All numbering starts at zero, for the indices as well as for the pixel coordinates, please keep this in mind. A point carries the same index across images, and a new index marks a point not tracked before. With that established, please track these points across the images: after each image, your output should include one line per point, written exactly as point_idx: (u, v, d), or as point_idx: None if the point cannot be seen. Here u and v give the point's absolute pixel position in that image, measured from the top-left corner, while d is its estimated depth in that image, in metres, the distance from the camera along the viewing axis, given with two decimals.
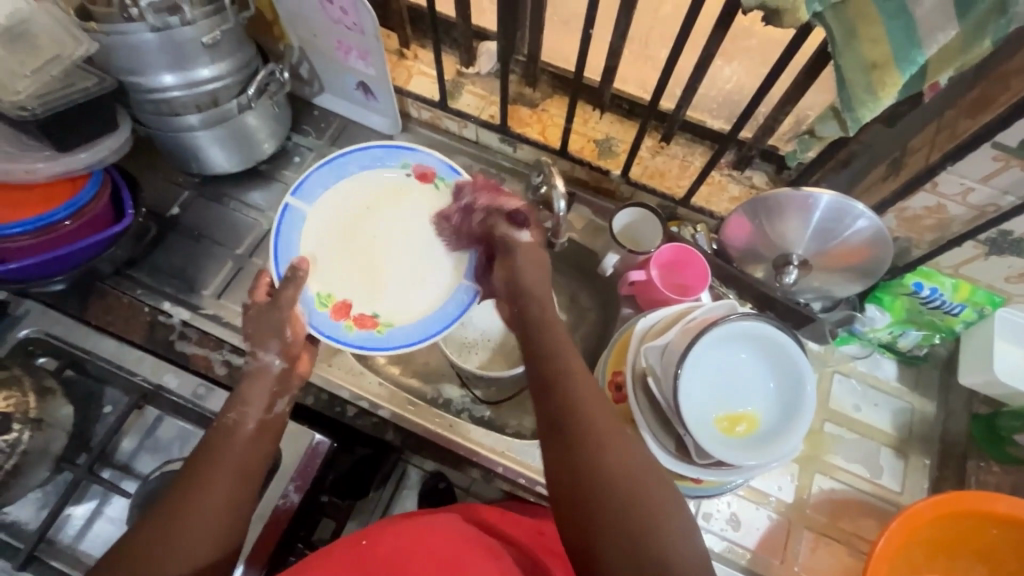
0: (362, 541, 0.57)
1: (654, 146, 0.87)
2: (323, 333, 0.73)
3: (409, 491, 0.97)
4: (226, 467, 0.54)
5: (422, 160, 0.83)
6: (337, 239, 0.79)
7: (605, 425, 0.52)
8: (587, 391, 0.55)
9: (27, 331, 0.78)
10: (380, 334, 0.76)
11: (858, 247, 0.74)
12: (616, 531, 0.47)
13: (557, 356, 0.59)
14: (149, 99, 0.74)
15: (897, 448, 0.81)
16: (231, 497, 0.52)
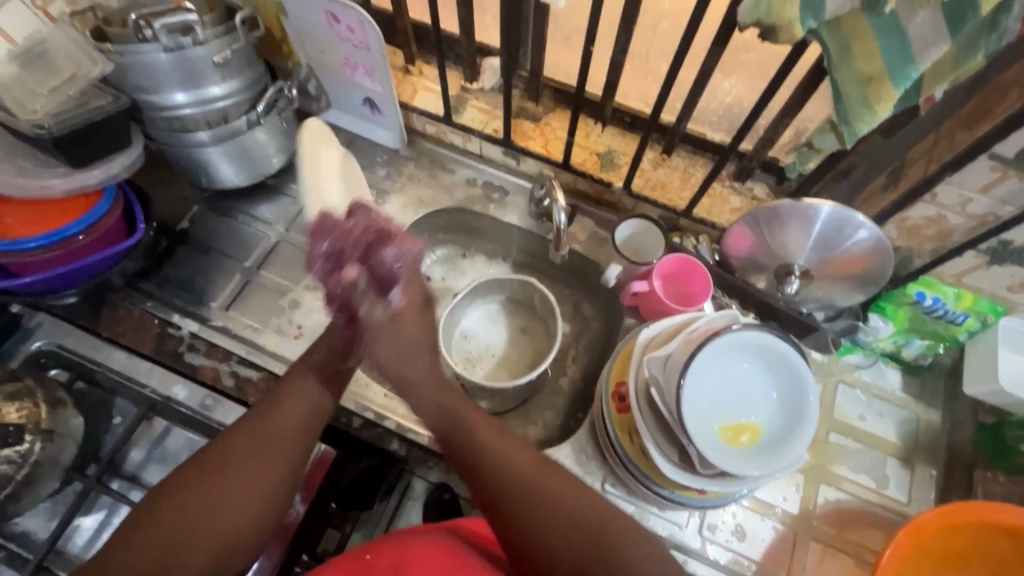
0: (365, 555, 0.60)
1: (656, 158, 0.88)
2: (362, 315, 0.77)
3: (413, 502, 0.85)
4: (266, 461, 0.59)
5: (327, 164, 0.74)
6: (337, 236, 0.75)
7: (526, 471, 0.59)
8: (500, 445, 0.61)
9: (40, 343, 0.81)
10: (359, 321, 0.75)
11: (859, 257, 0.74)
12: (558, 547, 0.55)
13: (459, 413, 0.64)
14: (161, 117, 0.76)
15: (903, 458, 0.80)
16: (276, 482, 0.59)
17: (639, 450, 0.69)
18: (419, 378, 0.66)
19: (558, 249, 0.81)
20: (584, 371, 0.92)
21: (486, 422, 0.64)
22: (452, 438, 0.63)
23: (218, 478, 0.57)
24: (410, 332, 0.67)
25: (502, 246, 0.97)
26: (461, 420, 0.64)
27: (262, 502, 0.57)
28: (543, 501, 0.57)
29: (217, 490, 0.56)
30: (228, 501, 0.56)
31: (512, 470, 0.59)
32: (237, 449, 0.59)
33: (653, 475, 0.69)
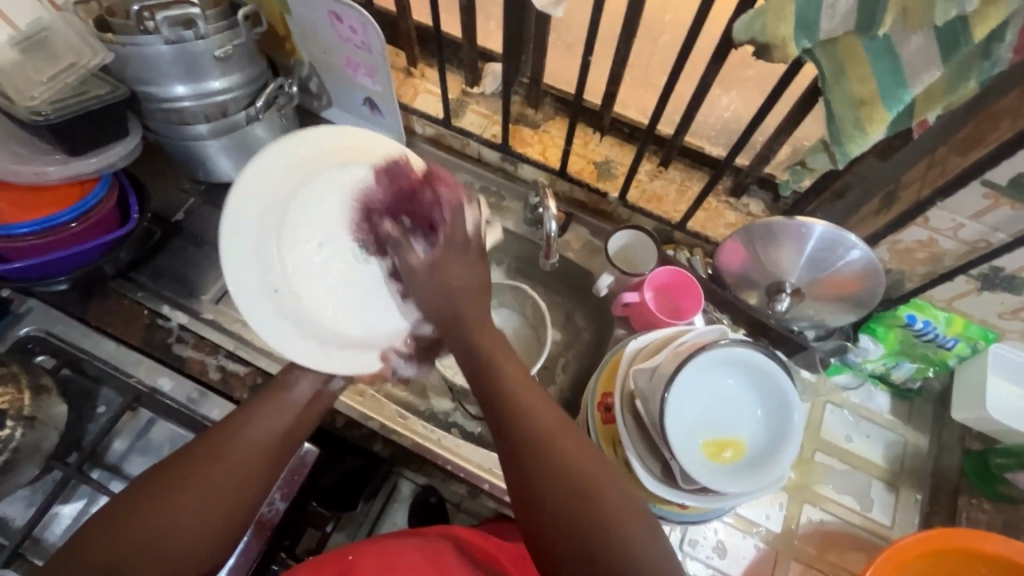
0: (348, 556, 0.60)
1: (653, 170, 0.88)
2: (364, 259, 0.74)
3: (400, 503, 0.98)
4: (250, 455, 0.57)
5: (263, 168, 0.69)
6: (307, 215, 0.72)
7: (552, 434, 0.53)
8: (529, 397, 0.56)
9: (28, 329, 0.80)
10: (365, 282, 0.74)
11: (851, 278, 0.74)
12: (557, 502, 0.49)
13: (483, 342, 0.62)
14: (161, 109, 0.76)
15: (889, 481, 0.80)
16: (258, 474, 0.57)
17: (621, 462, 0.69)
18: (458, 304, 0.65)
19: (548, 258, 0.81)
20: (572, 380, 0.92)
21: (519, 369, 0.59)
22: (478, 368, 0.60)
23: (196, 469, 0.54)
24: (452, 282, 0.66)
25: (497, 251, 0.98)
26: (496, 364, 0.59)
27: (230, 501, 0.54)
28: (560, 463, 0.51)
29: (188, 486, 0.53)
30: (201, 493, 0.53)
31: (542, 431, 0.53)
32: (216, 446, 0.56)
33: (634, 488, 0.68)
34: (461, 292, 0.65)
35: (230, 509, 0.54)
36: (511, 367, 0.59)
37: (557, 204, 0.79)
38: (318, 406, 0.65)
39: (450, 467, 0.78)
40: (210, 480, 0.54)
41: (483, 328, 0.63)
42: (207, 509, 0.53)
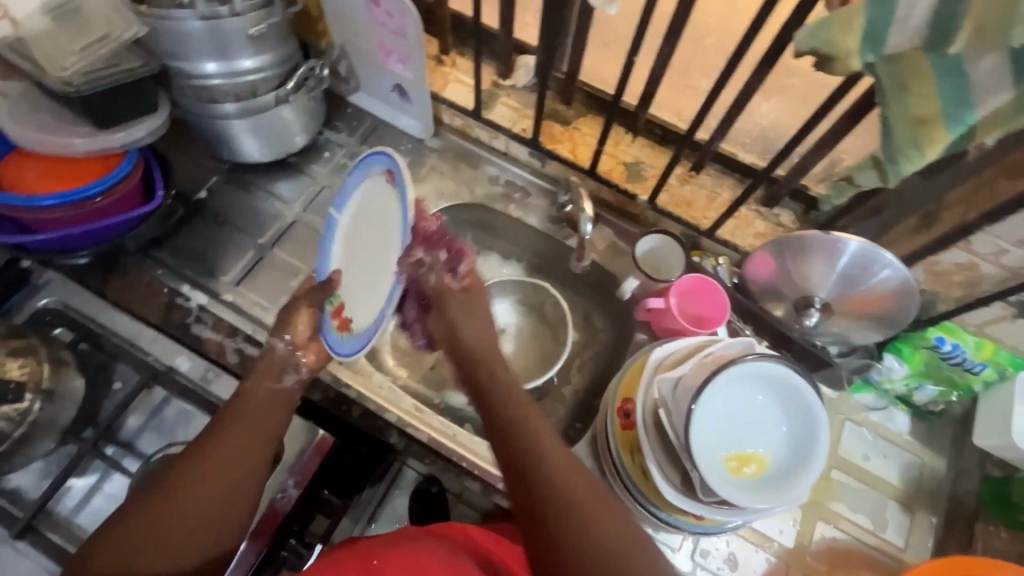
0: (372, 560, 0.59)
1: (684, 174, 0.87)
2: (327, 335, 0.67)
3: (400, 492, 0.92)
4: (242, 445, 0.56)
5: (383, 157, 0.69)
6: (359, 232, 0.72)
7: (572, 491, 0.51)
8: (553, 454, 0.54)
9: (47, 301, 0.81)
10: (345, 338, 0.67)
11: (882, 296, 0.73)
12: (562, 521, 0.50)
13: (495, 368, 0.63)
14: (190, 85, 0.75)
15: (904, 503, 0.79)
16: (240, 484, 0.54)
17: (639, 469, 0.69)
18: (462, 327, 0.65)
19: (580, 260, 0.81)
20: (587, 382, 0.91)
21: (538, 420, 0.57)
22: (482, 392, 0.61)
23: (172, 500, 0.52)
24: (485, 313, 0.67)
25: (517, 247, 0.97)
26: (503, 387, 0.60)
27: (224, 494, 0.53)
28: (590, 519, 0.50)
29: (182, 486, 0.52)
30: (194, 503, 0.52)
31: (569, 487, 0.51)
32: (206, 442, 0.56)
33: (651, 496, 0.68)
34: (480, 323, 0.66)
35: (220, 523, 0.53)
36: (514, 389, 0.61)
37: (593, 205, 0.78)
38: (283, 405, 0.61)
39: (465, 465, 0.77)
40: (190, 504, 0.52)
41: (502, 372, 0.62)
42: (198, 528, 0.51)
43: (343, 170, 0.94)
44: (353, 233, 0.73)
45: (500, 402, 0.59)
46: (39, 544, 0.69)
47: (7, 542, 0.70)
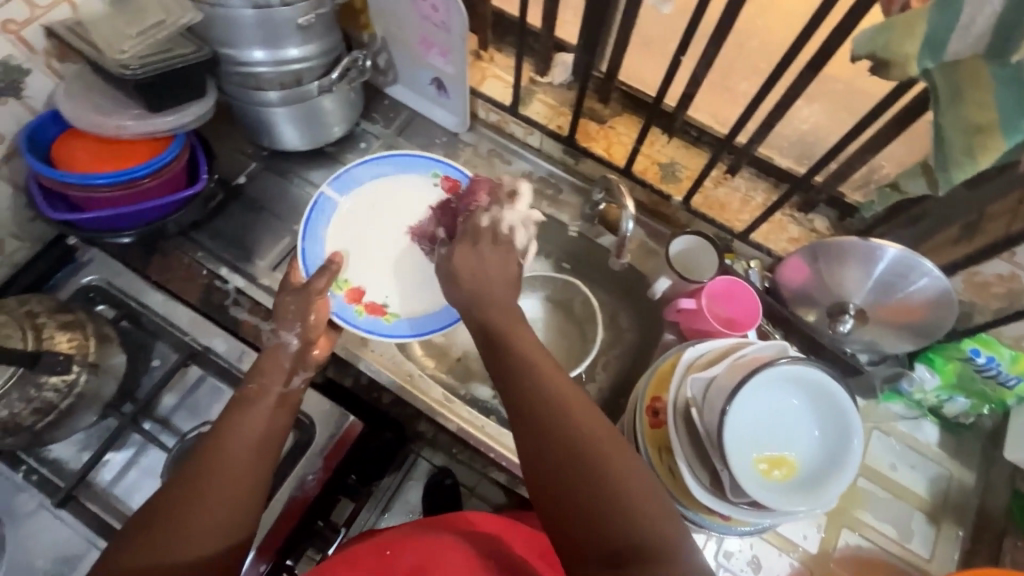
0: (385, 551, 0.62)
1: (718, 177, 0.87)
2: (342, 317, 0.77)
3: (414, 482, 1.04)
4: (246, 446, 0.55)
5: (451, 171, 0.87)
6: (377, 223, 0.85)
7: (590, 459, 0.48)
8: (584, 427, 0.51)
9: (90, 278, 0.83)
10: (386, 321, 0.79)
11: (919, 305, 0.73)
12: (582, 495, 0.47)
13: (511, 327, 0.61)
14: (237, 72, 0.76)
15: (930, 514, 0.79)
16: (252, 482, 0.53)
17: (667, 468, 0.69)
18: (481, 286, 0.65)
19: (619, 257, 0.80)
20: (612, 380, 0.92)
21: (571, 395, 0.53)
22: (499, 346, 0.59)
23: (185, 495, 0.51)
24: (489, 266, 0.66)
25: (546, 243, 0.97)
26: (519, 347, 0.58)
27: (234, 494, 0.52)
28: (633, 504, 0.47)
29: (192, 494, 0.51)
30: (203, 507, 0.50)
31: (614, 472, 0.48)
32: (212, 447, 0.55)
33: (679, 495, 0.68)
34: (483, 275, 0.65)
35: (230, 521, 0.51)
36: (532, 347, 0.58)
37: (634, 203, 0.77)
38: (286, 408, 0.62)
39: (493, 455, 0.78)
40: (208, 502, 0.51)
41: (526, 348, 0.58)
42: (208, 528, 0.50)
43: None
44: (361, 217, 0.85)
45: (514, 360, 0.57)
46: (79, 513, 0.71)
47: (48, 510, 0.72)
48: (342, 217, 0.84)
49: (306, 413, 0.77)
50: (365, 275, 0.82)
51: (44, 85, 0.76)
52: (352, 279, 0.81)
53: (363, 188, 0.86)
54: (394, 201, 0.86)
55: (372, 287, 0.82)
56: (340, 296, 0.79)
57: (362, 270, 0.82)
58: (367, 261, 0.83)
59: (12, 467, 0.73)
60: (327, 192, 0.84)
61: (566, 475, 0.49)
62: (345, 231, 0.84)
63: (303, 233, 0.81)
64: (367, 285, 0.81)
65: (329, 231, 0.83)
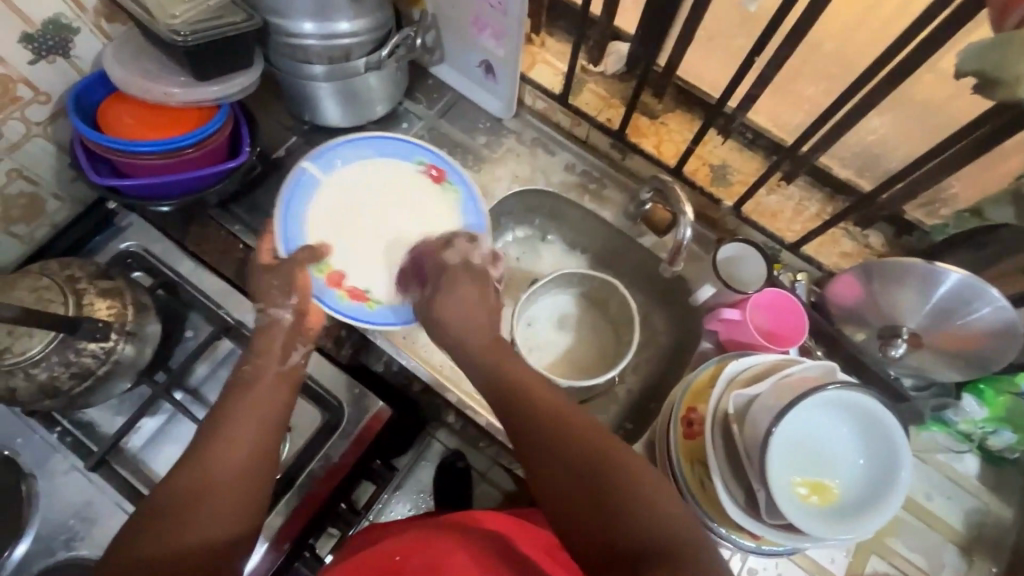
0: (395, 556, 0.60)
1: (772, 184, 0.84)
2: (322, 302, 0.71)
3: (426, 463, 1.06)
4: (248, 430, 0.55)
5: (439, 159, 0.80)
6: (362, 206, 0.78)
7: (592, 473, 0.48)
8: (581, 440, 0.50)
9: (129, 245, 0.82)
10: (370, 308, 0.73)
11: (977, 335, 0.70)
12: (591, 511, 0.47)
13: (493, 351, 0.61)
14: (285, 43, 0.74)
15: (963, 547, 0.77)
16: (258, 462, 0.53)
17: (697, 480, 0.68)
18: (459, 310, 0.65)
19: (671, 263, 0.77)
20: (642, 383, 0.90)
21: (556, 406, 0.54)
22: (487, 372, 0.59)
23: (193, 483, 0.50)
24: (446, 305, 0.66)
25: (584, 239, 0.95)
26: (498, 368, 0.59)
27: (243, 478, 0.52)
28: (648, 509, 0.46)
29: (199, 481, 0.50)
30: (215, 493, 0.50)
31: (624, 481, 0.48)
32: (211, 432, 0.54)
33: (708, 510, 0.67)
34: (449, 299, 0.66)
35: (243, 504, 0.51)
36: (519, 369, 0.59)
37: (692, 210, 0.74)
38: (290, 382, 0.62)
39: None
40: (224, 484, 0.51)
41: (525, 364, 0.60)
42: (221, 512, 0.49)
43: (419, 143, 0.92)
44: (342, 195, 0.77)
45: (505, 384, 0.57)
46: (110, 478, 0.72)
47: (81, 473, 0.73)
48: (322, 196, 0.77)
49: (333, 395, 0.76)
50: (349, 261, 0.75)
51: (92, 45, 0.75)
52: (338, 262, 0.74)
53: (350, 166, 0.79)
54: (379, 182, 0.79)
55: (354, 269, 0.75)
56: (321, 279, 0.72)
57: (345, 252, 0.75)
58: (349, 244, 0.76)
59: (47, 428, 0.74)
60: (307, 167, 0.76)
61: (572, 489, 0.48)
62: (325, 213, 0.76)
63: (284, 213, 0.74)
64: (352, 269, 0.74)
65: (310, 209, 0.76)
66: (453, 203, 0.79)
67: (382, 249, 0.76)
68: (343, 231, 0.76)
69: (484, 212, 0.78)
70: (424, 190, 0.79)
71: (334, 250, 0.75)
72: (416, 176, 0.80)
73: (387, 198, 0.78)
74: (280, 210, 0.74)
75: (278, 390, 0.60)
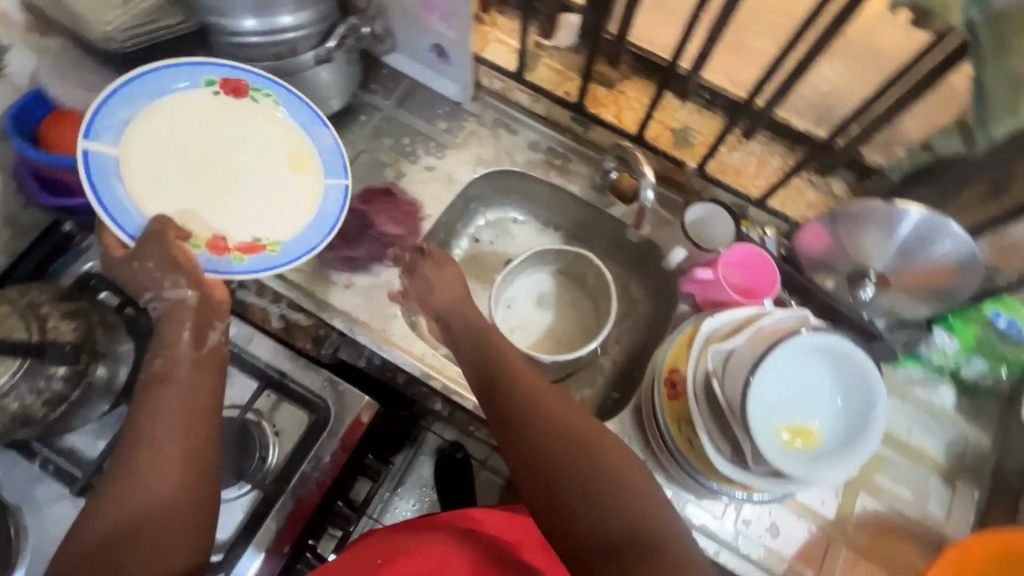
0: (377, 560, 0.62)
1: (733, 142, 0.85)
2: (224, 273, 0.65)
3: (426, 456, 1.08)
4: (174, 427, 0.54)
5: (225, 71, 0.72)
6: (183, 158, 0.69)
7: (582, 474, 0.52)
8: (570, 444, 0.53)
9: (91, 266, 0.80)
10: (273, 251, 0.69)
11: (941, 269, 0.72)
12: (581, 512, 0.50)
13: (494, 352, 0.63)
14: (228, 43, 0.72)
15: (947, 476, 0.79)
16: (194, 454, 0.54)
17: (685, 440, 0.69)
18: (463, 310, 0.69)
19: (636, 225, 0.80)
20: (626, 353, 0.91)
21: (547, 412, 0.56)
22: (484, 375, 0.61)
23: (130, 492, 0.51)
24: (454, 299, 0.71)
25: (555, 215, 0.95)
26: (494, 370, 0.61)
27: (182, 474, 0.52)
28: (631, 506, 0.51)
29: (137, 487, 0.51)
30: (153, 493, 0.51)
31: (609, 481, 0.51)
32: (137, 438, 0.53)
33: (698, 466, 0.69)
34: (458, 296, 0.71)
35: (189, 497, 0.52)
36: (518, 368, 0.61)
37: (651, 170, 0.76)
38: (214, 362, 0.60)
39: None
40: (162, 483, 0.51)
41: (519, 362, 0.62)
42: (168, 511, 0.51)
43: (379, 135, 0.90)
44: (147, 155, 0.67)
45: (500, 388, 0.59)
46: None
47: (68, 499, 0.71)
48: (133, 166, 0.65)
49: (318, 395, 0.75)
50: (214, 220, 0.68)
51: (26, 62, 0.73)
52: (206, 227, 0.67)
53: (138, 120, 0.67)
54: (185, 125, 0.70)
55: (226, 225, 0.68)
56: (205, 253, 0.66)
57: (203, 210, 0.68)
58: (202, 202, 0.68)
59: (28, 458, 0.72)
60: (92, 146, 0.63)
61: (562, 490, 0.51)
62: (149, 183, 0.66)
63: (106, 199, 0.62)
64: (224, 228, 0.68)
65: (130, 185, 0.64)
66: (277, 113, 0.74)
67: (237, 188, 0.71)
68: (177, 193, 0.67)
69: (310, 105, 0.76)
70: (236, 112, 0.73)
71: (191, 218, 0.67)
72: (214, 102, 0.72)
73: (205, 142, 0.70)
74: (98, 201, 0.61)
75: (200, 379, 0.58)
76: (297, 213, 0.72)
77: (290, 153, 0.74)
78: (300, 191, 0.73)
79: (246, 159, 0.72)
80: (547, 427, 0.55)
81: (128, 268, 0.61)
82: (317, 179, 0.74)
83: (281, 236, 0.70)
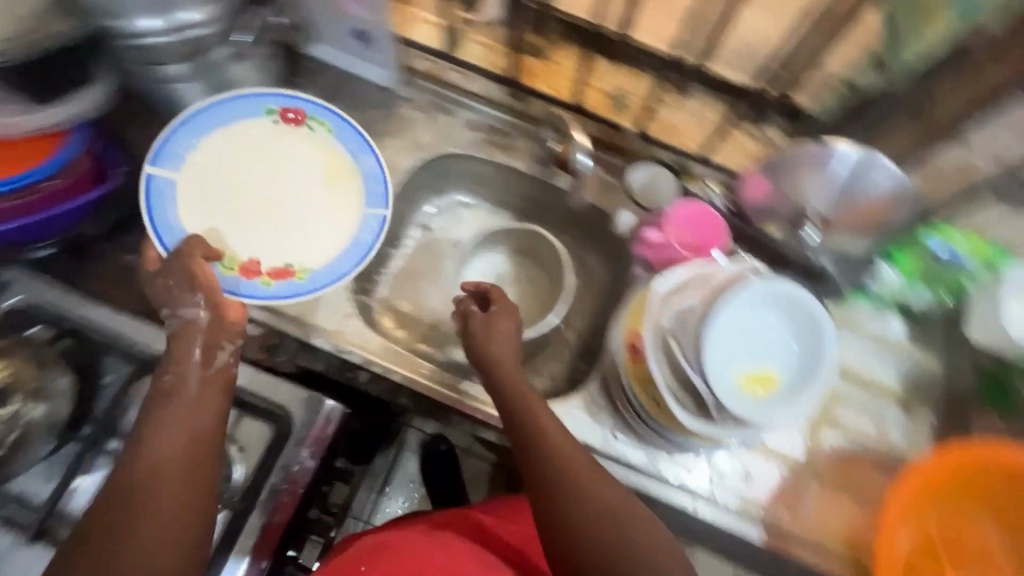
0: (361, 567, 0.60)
1: (670, 101, 0.85)
2: (247, 296, 0.68)
3: (410, 452, 1.07)
4: (182, 443, 0.55)
5: (283, 100, 0.75)
6: (237, 182, 0.73)
7: (584, 500, 0.57)
8: (576, 470, 0.59)
9: (17, 298, 0.71)
10: (300, 279, 0.71)
11: (876, 203, 0.75)
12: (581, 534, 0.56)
13: (509, 379, 0.65)
14: (130, 46, 0.66)
15: (904, 403, 0.83)
16: (199, 472, 0.54)
17: (652, 400, 0.69)
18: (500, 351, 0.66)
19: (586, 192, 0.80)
20: (589, 324, 0.91)
21: (558, 438, 0.61)
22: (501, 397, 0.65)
23: (135, 499, 0.52)
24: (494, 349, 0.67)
25: (504, 194, 0.93)
26: (506, 391, 0.64)
27: (189, 494, 0.53)
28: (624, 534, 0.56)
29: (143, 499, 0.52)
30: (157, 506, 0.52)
31: (607, 508, 0.57)
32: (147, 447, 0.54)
33: (667, 425, 0.69)
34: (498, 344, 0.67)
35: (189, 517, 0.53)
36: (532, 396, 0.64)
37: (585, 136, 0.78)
38: (223, 379, 0.60)
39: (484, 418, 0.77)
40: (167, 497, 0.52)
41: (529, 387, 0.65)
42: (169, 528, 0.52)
43: None
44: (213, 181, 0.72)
45: (514, 412, 0.63)
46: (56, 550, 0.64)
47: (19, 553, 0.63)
48: (193, 189, 0.71)
49: (278, 404, 0.73)
50: (249, 242, 0.71)
51: None
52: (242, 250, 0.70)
53: (203, 145, 0.72)
54: (240, 150, 0.74)
55: (260, 247, 0.71)
56: (237, 276, 0.69)
57: (243, 230, 0.71)
58: (248, 224, 0.72)
59: None
60: (154, 171, 0.69)
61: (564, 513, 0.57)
62: (204, 204, 0.71)
63: (151, 218, 0.68)
64: (258, 252, 0.71)
65: (183, 206, 0.70)
66: (329, 141, 0.77)
67: (278, 212, 0.73)
68: (230, 215, 0.71)
69: (361, 134, 0.77)
70: (289, 138, 0.76)
71: (224, 236, 0.71)
72: (270, 128, 0.75)
73: (259, 166, 0.74)
74: (150, 221, 0.67)
75: (206, 402, 0.58)
76: (333, 242, 0.73)
77: (335, 181, 0.76)
78: (342, 219, 0.75)
79: (294, 185, 0.75)
80: (542, 439, 0.61)
81: (154, 282, 0.64)
82: (359, 208, 0.75)
83: (313, 262, 0.72)
